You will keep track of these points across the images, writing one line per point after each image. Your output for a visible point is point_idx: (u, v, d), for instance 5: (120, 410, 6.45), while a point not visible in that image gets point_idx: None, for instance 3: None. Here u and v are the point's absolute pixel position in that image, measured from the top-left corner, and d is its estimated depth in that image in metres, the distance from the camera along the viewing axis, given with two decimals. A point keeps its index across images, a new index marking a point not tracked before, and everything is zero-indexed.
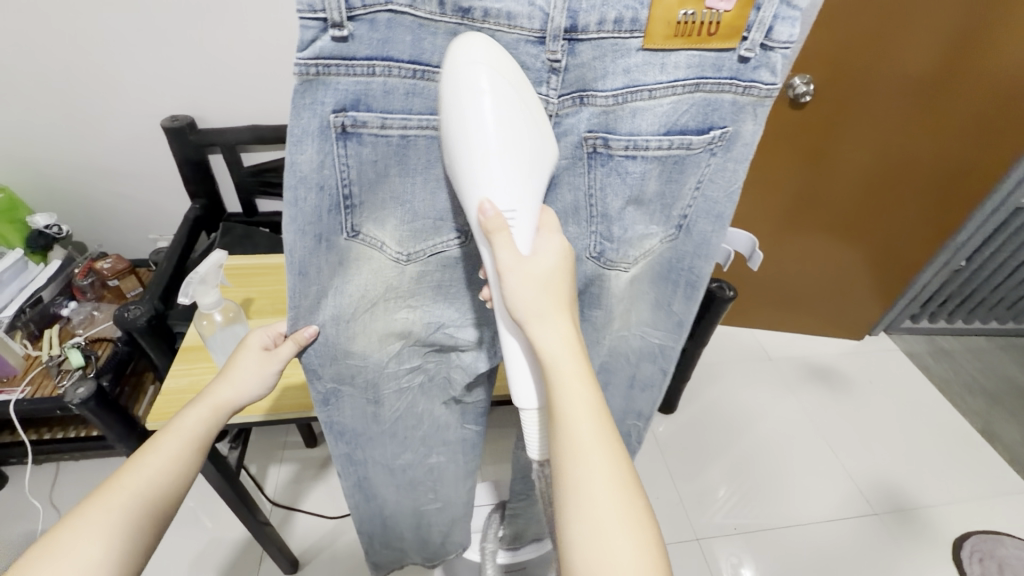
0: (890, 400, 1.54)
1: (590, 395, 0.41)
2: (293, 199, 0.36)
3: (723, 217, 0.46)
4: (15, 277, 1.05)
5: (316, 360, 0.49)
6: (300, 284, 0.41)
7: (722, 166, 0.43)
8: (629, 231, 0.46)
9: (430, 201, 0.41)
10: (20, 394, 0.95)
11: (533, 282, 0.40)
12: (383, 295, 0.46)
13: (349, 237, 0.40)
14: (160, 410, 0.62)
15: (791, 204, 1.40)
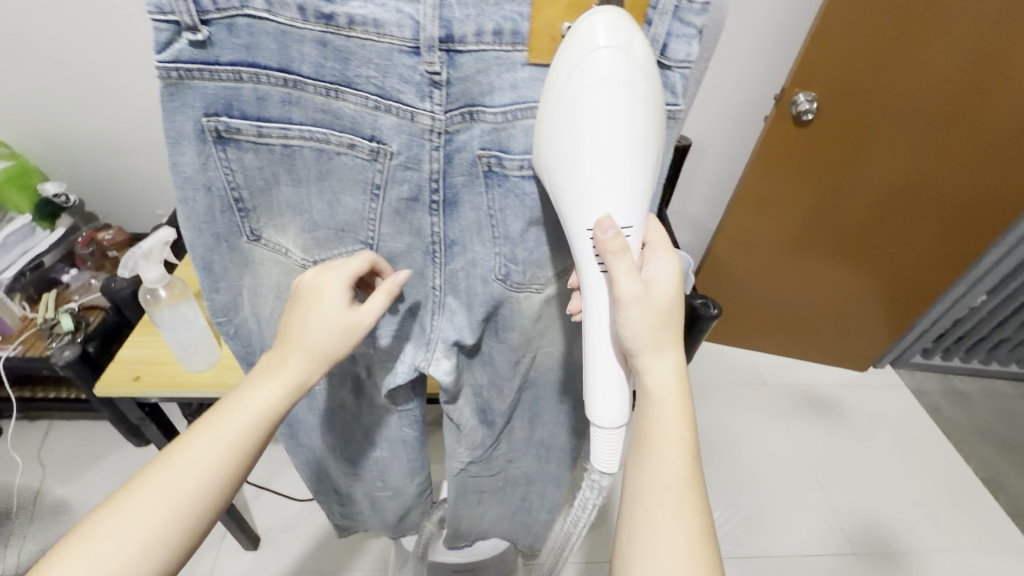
0: (888, 439, 1.47)
1: (679, 421, 0.50)
2: (183, 198, 0.41)
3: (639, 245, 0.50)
4: (19, 242, 1.09)
5: (243, 349, 0.55)
6: (210, 278, 0.47)
7: None
8: (536, 252, 0.48)
9: (326, 210, 0.44)
10: (12, 351, 1.00)
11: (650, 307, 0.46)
12: None
13: (251, 240, 0.46)
14: (111, 377, 0.63)
15: (796, 226, 1.35)
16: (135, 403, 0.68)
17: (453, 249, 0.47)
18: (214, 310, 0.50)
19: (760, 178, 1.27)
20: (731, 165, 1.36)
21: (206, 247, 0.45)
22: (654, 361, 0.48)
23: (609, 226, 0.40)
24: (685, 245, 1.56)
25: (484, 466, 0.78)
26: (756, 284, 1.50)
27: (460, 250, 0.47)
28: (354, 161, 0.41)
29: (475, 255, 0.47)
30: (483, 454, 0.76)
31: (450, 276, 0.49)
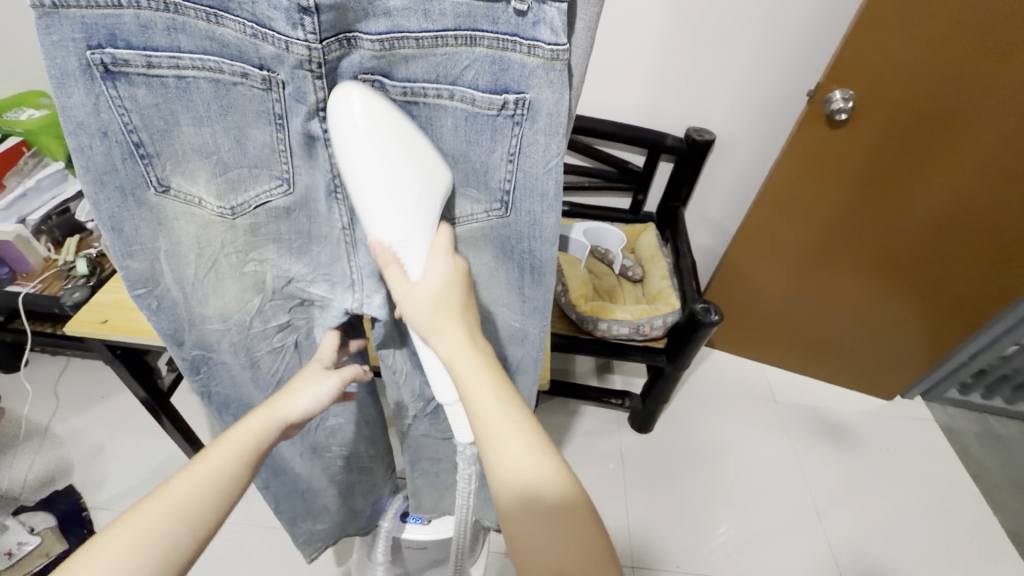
0: (903, 474, 1.36)
1: (488, 382, 0.46)
2: (78, 147, 0.41)
3: (547, 195, 0.51)
4: (52, 187, 1.14)
5: (169, 325, 0.55)
6: (121, 240, 0.47)
7: (532, 138, 0.47)
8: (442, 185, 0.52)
9: (234, 149, 0.46)
10: (30, 289, 1.05)
11: (427, 303, 0.47)
12: (221, 250, 0.52)
13: (160, 191, 0.46)
14: (81, 319, 0.67)
15: (823, 235, 1.25)
16: (105, 345, 0.69)
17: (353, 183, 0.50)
18: (132, 280, 0.50)
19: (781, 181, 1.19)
20: (755, 165, 1.27)
21: (111, 204, 0.45)
22: (452, 357, 0.47)
23: (382, 246, 0.46)
24: (703, 248, 1.48)
25: (434, 420, 0.81)
26: (779, 296, 1.41)
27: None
28: (251, 91, 0.43)
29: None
30: (428, 405, 0.78)
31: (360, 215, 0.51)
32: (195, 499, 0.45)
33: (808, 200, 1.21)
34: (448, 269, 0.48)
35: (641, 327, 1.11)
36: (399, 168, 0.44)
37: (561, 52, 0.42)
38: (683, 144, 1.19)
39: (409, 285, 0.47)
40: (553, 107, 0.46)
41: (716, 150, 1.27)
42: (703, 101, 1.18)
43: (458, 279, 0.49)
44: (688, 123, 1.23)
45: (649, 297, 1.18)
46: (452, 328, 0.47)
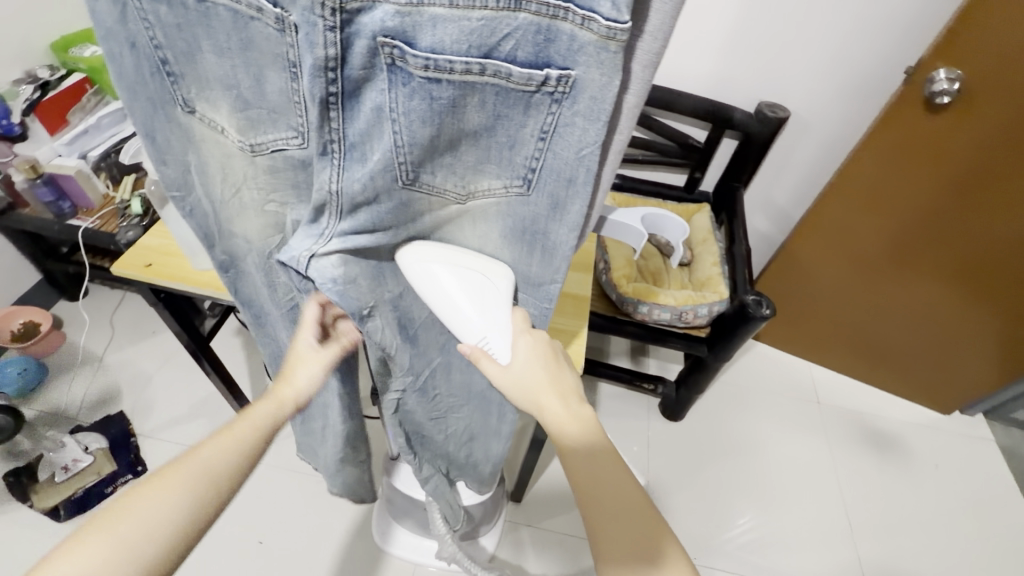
0: (950, 493, 1.27)
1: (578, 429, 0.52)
2: (111, 55, 0.41)
3: (575, 181, 0.43)
4: (111, 125, 1.15)
5: (201, 226, 0.53)
6: (154, 148, 0.47)
7: (570, 120, 0.39)
8: (465, 156, 0.45)
9: (254, 88, 0.41)
10: (89, 224, 1.11)
11: (521, 381, 0.53)
12: (245, 181, 0.49)
13: (187, 111, 0.45)
14: (128, 260, 0.68)
15: (900, 229, 1.14)
16: (149, 288, 0.71)
17: (352, 152, 0.42)
18: (167, 184, 0.50)
19: (853, 177, 1.11)
20: (836, 146, 1.16)
21: (145, 112, 0.45)
22: (546, 411, 0.53)
23: (470, 346, 0.54)
24: (760, 234, 1.39)
25: (422, 399, 0.69)
26: (835, 290, 1.31)
27: (359, 157, 0.42)
28: (266, 30, 0.37)
29: (375, 165, 0.43)
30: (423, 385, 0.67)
31: (350, 185, 0.44)
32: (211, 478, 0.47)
33: (886, 188, 1.09)
34: (532, 343, 0.54)
35: (684, 314, 1.06)
36: (470, 284, 0.52)
37: (620, 33, 0.33)
38: (752, 119, 1.09)
39: (501, 368, 0.53)
40: (598, 91, 0.37)
41: (789, 129, 1.16)
42: (783, 75, 1.07)
43: (543, 353, 0.54)
44: (762, 98, 1.12)
45: (696, 283, 1.12)
46: (547, 391, 0.53)
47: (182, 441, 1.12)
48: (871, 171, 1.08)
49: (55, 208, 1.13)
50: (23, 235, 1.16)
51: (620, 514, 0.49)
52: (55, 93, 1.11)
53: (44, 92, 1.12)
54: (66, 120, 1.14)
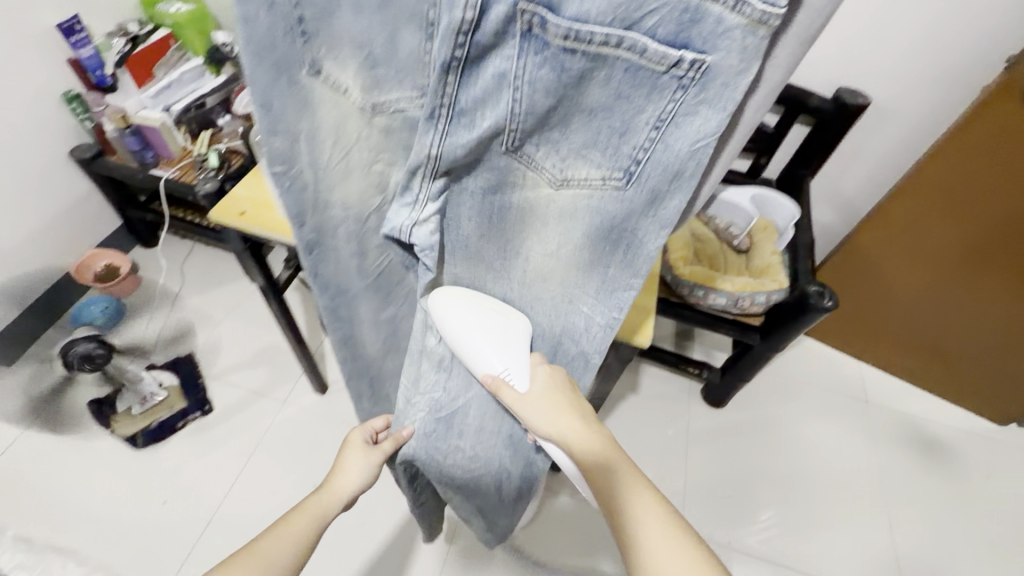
0: (1000, 504, 1.24)
1: (596, 444, 0.61)
2: (246, 15, 0.42)
3: (682, 174, 0.47)
4: (193, 81, 1.22)
5: (296, 204, 0.56)
6: (269, 116, 0.48)
7: (693, 108, 0.42)
8: (570, 135, 0.48)
9: (387, 47, 0.44)
10: (169, 174, 1.18)
11: (542, 410, 0.62)
12: (356, 143, 0.53)
13: (312, 73, 0.47)
14: (224, 207, 0.72)
15: (975, 230, 1.09)
16: (239, 235, 0.76)
17: (460, 117, 0.45)
18: (272, 157, 0.51)
19: (926, 175, 1.07)
20: (914, 140, 1.11)
21: (266, 78, 0.46)
22: (569, 436, 0.61)
23: (491, 376, 0.63)
24: (822, 226, 1.36)
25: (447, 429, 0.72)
26: (895, 288, 1.28)
27: (467, 123, 0.46)
28: None
29: (482, 131, 0.46)
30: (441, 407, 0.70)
31: (450, 149, 0.47)
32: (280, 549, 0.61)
33: (964, 187, 1.05)
34: (547, 374, 0.64)
35: (741, 301, 1.05)
36: (488, 324, 0.63)
37: (772, 19, 0.36)
38: (830, 104, 1.05)
39: (519, 396, 0.63)
40: (732, 77, 0.40)
41: (867, 117, 1.12)
42: (869, 59, 1.03)
43: (557, 378, 0.64)
44: (841, 82, 1.09)
45: (754, 270, 1.10)
46: (568, 416, 0.62)
47: (245, 385, 1.19)
48: (951, 170, 1.04)
49: (139, 157, 1.19)
50: (109, 180, 1.24)
51: (641, 517, 0.55)
52: (144, 48, 1.16)
53: (133, 45, 1.18)
54: (151, 74, 1.20)
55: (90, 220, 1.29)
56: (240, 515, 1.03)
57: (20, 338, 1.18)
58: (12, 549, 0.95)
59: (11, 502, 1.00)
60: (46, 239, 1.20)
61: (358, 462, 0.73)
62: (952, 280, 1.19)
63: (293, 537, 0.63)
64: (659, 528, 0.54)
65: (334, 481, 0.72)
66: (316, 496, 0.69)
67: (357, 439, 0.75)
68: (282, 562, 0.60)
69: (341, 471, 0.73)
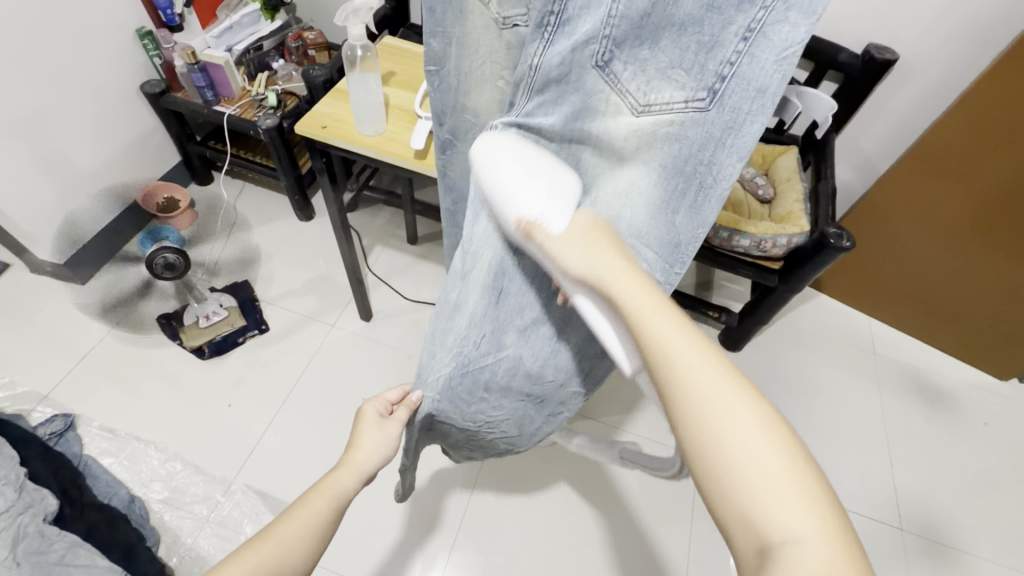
0: (996, 449, 1.32)
1: (659, 310, 0.45)
2: None
3: (766, 92, 0.46)
4: (250, 25, 1.29)
5: (441, 103, 0.65)
6: (431, 19, 0.57)
7: (782, 16, 0.43)
8: (656, 51, 0.48)
9: None
10: (232, 111, 1.26)
11: (580, 245, 0.49)
12: (487, 57, 0.59)
13: None
14: (309, 121, 0.80)
15: (989, 187, 1.15)
16: (319, 148, 0.84)
17: (564, 26, 0.50)
18: (428, 58, 0.61)
19: (939, 131, 1.14)
20: (939, 98, 1.16)
21: None
22: (609, 276, 0.47)
23: (527, 219, 0.51)
24: (842, 184, 1.42)
25: (470, 388, 0.71)
26: (906, 247, 1.35)
27: (569, 31, 0.50)
28: None
29: (577, 40, 0.50)
30: (468, 362, 0.68)
31: (549, 59, 0.52)
32: (300, 538, 0.55)
33: (984, 144, 1.10)
34: (589, 221, 0.51)
35: (763, 243, 1.12)
36: (528, 166, 0.53)
37: None
38: (859, 60, 1.11)
39: (553, 239, 0.50)
40: None
41: (893, 74, 1.17)
42: (899, 14, 1.08)
43: (599, 227, 0.51)
44: (871, 37, 1.14)
45: (776, 217, 1.18)
46: (608, 252, 0.49)
47: (297, 309, 1.30)
48: (960, 127, 1.11)
49: (201, 94, 1.27)
50: (173, 115, 1.33)
51: (708, 387, 0.41)
52: None
53: None
54: (215, 16, 1.28)
55: (152, 155, 1.39)
56: (294, 418, 1.13)
57: (96, 258, 1.29)
58: (97, 438, 1.07)
59: (95, 397, 1.12)
60: (116, 167, 1.31)
61: (377, 438, 0.66)
62: (962, 238, 1.25)
63: (312, 522, 0.56)
64: (727, 387, 0.41)
65: (350, 457, 0.64)
66: (333, 475, 0.61)
67: (369, 413, 0.69)
68: (296, 559, 0.53)
69: (360, 446, 0.65)
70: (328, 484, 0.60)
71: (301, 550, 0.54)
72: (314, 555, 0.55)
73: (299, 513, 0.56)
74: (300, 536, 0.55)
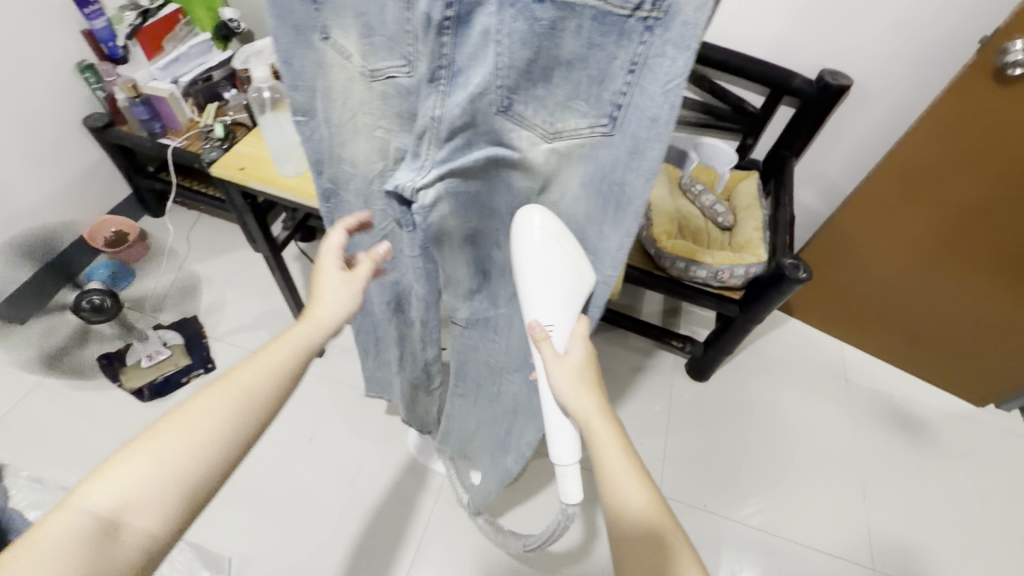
0: (973, 480, 1.28)
1: (616, 444, 0.54)
2: None
3: (659, 120, 0.43)
4: (199, 55, 1.25)
5: (317, 150, 0.62)
6: (291, 73, 0.54)
7: (660, 50, 0.40)
8: (553, 92, 0.46)
9: (378, 15, 0.47)
10: (178, 143, 1.22)
11: (571, 381, 0.59)
12: (362, 106, 0.55)
13: (322, 37, 0.51)
14: (225, 163, 0.77)
15: (955, 214, 1.12)
16: (239, 190, 0.81)
17: (457, 77, 0.47)
18: (295, 108, 0.58)
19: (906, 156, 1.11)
20: (898, 120, 1.14)
21: (289, 39, 0.51)
22: (585, 409, 0.57)
23: (537, 325, 0.60)
24: (807, 209, 1.39)
25: (484, 333, 0.79)
26: (877, 276, 1.32)
27: (463, 81, 0.47)
28: None
29: (474, 89, 0.47)
30: (481, 309, 0.76)
31: (450, 110, 0.49)
32: (256, 388, 0.52)
33: (947, 168, 1.07)
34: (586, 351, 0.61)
35: (720, 273, 1.09)
36: (553, 278, 0.57)
37: None
38: (813, 86, 1.09)
39: (554, 357, 0.60)
40: (692, 14, 0.37)
41: (850, 100, 1.15)
42: (850, 41, 1.07)
43: (592, 357, 0.61)
44: (825, 64, 1.12)
45: (735, 245, 1.14)
46: (590, 392, 0.58)
47: (246, 345, 1.26)
48: (928, 153, 1.08)
49: (148, 126, 1.24)
50: (120, 148, 1.30)
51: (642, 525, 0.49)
52: (155, 20, 1.20)
53: (146, 18, 1.21)
54: (161, 47, 1.24)
55: (100, 188, 1.36)
56: None
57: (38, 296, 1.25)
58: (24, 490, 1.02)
59: (26, 446, 1.07)
60: (59, 203, 1.27)
61: (340, 289, 0.60)
62: (932, 266, 1.22)
63: (268, 377, 0.53)
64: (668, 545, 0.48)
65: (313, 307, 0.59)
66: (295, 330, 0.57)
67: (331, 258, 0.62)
68: (254, 403, 0.51)
69: (320, 298, 0.60)
70: (288, 340, 0.56)
71: (259, 405, 0.52)
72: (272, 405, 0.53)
73: (253, 367, 0.53)
74: (255, 389, 0.52)
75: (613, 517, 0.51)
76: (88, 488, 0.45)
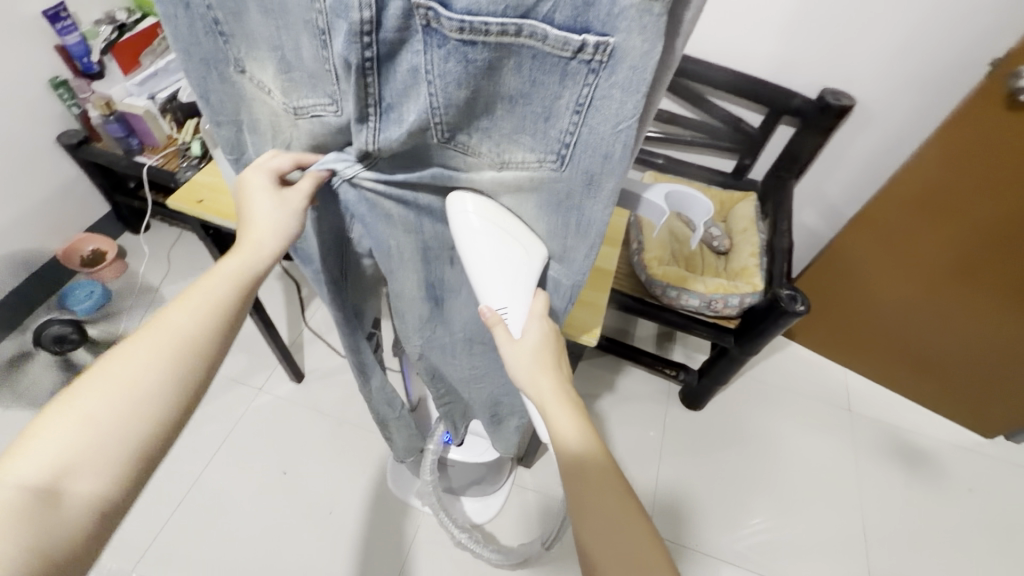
0: (982, 517, 1.21)
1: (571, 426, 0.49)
2: (167, 17, 0.42)
3: (612, 157, 0.39)
4: (178, 70, 1.20)
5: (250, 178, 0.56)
6: (210, 109, 0.49)
7: (608, 90, 0.35)
8: (499, 124, 0.42)
9: (295, 50, 0.42)
10: (153, 162, 1.16)
11: (529, 364, 0.53)
12: (294, 140, 0.51)
13: (238, 71, 0.46)
14: (183, 194, 0.73)
15: (966, 243, 1.06)
16: (199, 221, 0.77)
17: (389, 115, 0.42)
18: (224, 146, 0.53)
19: (909, 180, 1.05)
20: (904, 140, 1.08)
21: (201, 73, 0.46)
22: (544, 391, 0.51)
23: (490, 309, 0.54)
24: (807, 230, 1.34)
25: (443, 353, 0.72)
26: (886, 303, 1.26)
27: (397, 119, 0.42)
28: None
29: (411, 127, 0.42)
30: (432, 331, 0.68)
31: (387, 146, 0.44)
32: (191, 326, 0.44)
33: (955, 194, 1.02)
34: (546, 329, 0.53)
35: (713, 302, 1.04)
36: (500, 255, 0.49)
37: None
38: (813, 105, 1.04)
39: (510, 342, 0.54)
40: (639, 60, 0.33)
41: (852, 120, 1.10)
42: (851, 60, 1.01)
43: (552, 336, 0.54)
44: (826, 83, 1.07)
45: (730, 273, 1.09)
46: (546, 374, 0.52)
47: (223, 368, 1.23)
48: (932, 176, 1.02)
49: (125, 143, 1.20)
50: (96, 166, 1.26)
51: (602, 521, 0.45)
52: (132, 35, 1.16)
53: (121, 32, 1.16)
54: (139, 62, 1.19)
55: (77, 206, 1.33)
56: None
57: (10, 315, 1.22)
58: None
59: None
60: (34, 221, 1.24)
61: (270, 210, 0.48)
62: (941, 294, 1.16)
63: (202, 312, 0.45)
64: (629, 538, 0.44)
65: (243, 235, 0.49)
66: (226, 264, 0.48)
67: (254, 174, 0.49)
68: (187, 338, 0.43)
69: (248, 222, 0.49)
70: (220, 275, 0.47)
71: (203, 340, 0.44)
72: (214, 342, 0.45)
73: (179, 306, 0.44)
74: (189, 328, 0.43)
75: (573, 517, 0.47)
76: (15, 455, 0.36)
